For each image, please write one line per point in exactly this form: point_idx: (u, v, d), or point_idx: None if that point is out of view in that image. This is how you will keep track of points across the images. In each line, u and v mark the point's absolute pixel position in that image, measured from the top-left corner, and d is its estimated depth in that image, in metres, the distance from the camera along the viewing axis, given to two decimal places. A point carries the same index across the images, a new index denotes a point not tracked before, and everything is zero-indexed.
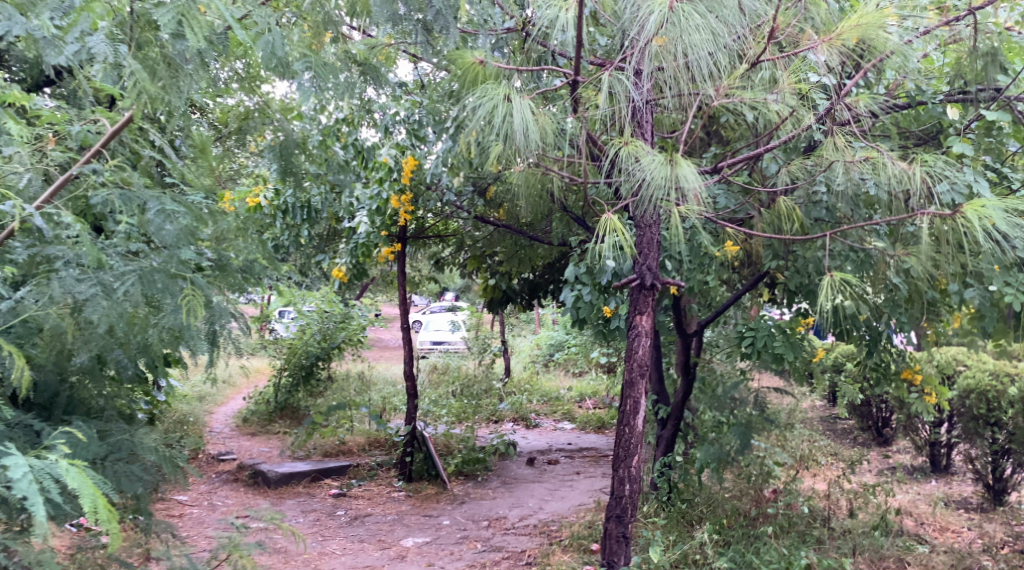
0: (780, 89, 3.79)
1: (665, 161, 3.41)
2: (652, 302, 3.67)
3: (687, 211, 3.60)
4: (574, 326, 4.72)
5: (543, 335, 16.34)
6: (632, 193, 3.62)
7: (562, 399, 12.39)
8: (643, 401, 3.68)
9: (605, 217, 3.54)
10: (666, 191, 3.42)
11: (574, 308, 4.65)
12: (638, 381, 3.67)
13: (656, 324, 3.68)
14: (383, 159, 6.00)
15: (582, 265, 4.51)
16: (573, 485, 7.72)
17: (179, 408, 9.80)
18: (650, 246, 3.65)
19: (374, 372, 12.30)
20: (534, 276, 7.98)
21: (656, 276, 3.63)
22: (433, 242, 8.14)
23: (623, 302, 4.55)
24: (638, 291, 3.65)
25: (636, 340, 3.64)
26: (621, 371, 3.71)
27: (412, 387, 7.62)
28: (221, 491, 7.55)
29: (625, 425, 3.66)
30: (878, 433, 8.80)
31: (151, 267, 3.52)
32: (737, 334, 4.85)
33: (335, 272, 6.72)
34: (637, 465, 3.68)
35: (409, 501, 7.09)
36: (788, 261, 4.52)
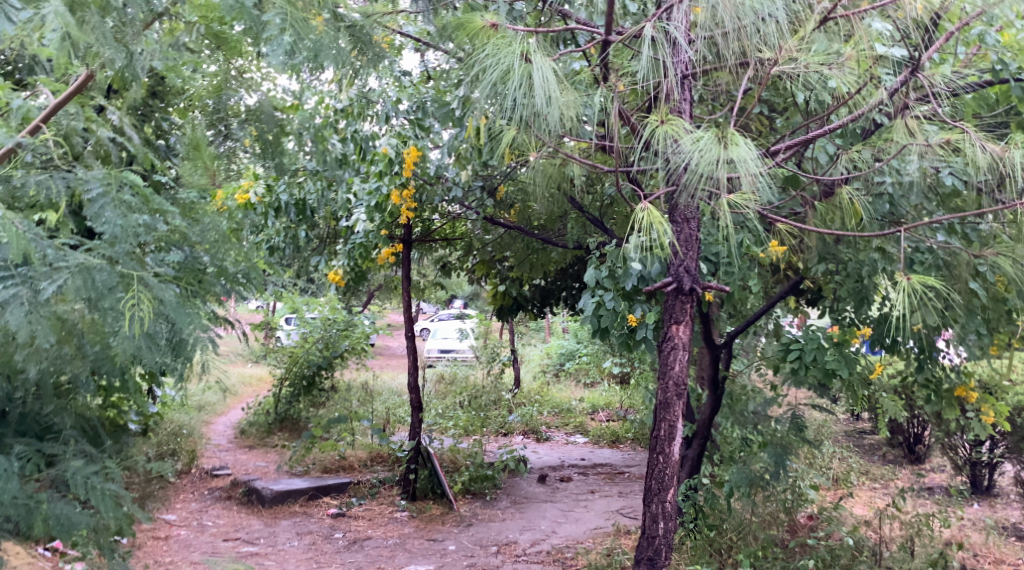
0: (843, 64, 3.40)
1: (714, 141, 3.03)
2: (690, 310, 3.22)
3: (735, 200, 3.20)
4: (594, 336, 4.22)
5: (553, 343, 15.82)
6: (675, 179, 3.23)
7: (574, 411, 11.90)
8: (680, 425, 3.22)
9: (640, 207, 3.13)
10: (715, 173, 3.01)
11: (593, 316, 4.16)
12: (674, 402, 3.22)
13: (695, 336, 3.21)
14: (380, 147, 5.43)
15: (604, 267, 4.02)
16: (587, 505, 7.23)
17: (174, 419, 9.35)
18: (690, 245, 3.21)
19: (379, 381, 11.83)
20: (546, 282, 7.53)
21: (695, 280, 3.18)
22: (440, 245, 7.72)
23: (652, 310, 4.04)
24: (675, 296, 3.19)
25: (671, 354, 3.18)
26: (653, 391, 3.25)
27: (417, 399, 7.14)
28: (213, 510, 7.10)
29: (659, 453, 3.20)
30: (909, 450, 8.30)
31: (92, 263, 3.12)
32: (782, 344, 4.36)
33: (330, 276, 6.21)
34: (672, 499, 3.21)
35: (412, 522, 6.61)
36: (836, 264, 4.15)
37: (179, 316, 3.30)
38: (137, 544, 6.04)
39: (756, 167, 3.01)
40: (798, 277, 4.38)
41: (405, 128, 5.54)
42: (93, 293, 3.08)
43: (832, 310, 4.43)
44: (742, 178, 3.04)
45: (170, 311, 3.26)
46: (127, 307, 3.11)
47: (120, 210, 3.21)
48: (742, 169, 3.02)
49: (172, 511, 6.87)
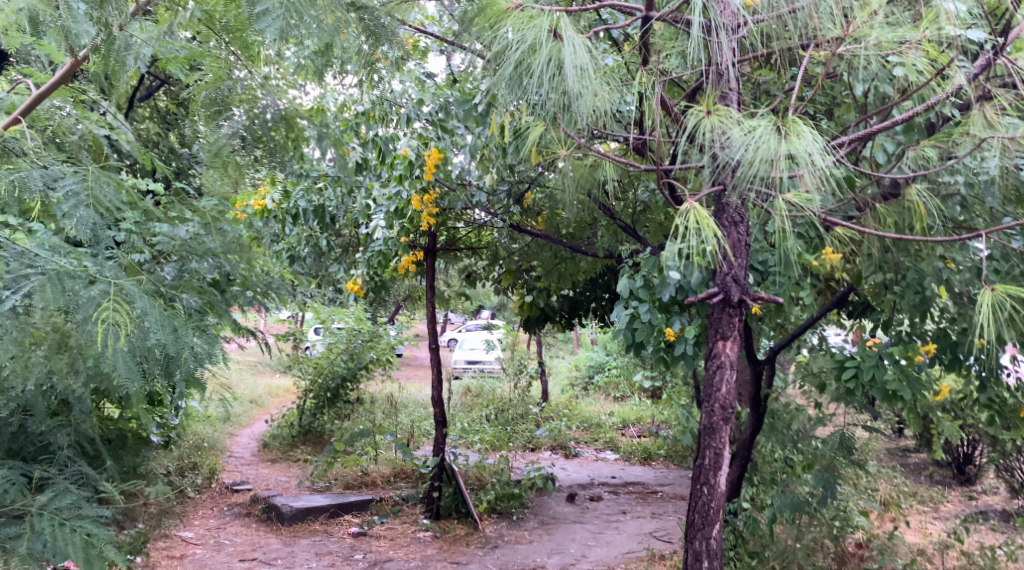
0: (912, 48, 3.18)
1: (774, 133, 2.84)
2: (739, 324, 2.99)
3: (792, 200, 2.97)
4: (628, 351, 3.89)
5: (582, 355, 15.49)
6: (724, 175, 3.02)
7: (604, 426, 11.56)
8: (727, 452, 2.99)
9: (686, 207, 2.89)
10: (768, 168, 2.85)
11: (628, 329, 3.82)
12: (720, 426, 2.99)
13: (744, 353, 2.97)
14: (401, 151, 5.02)
15: (639, 275, 3.73)
16: (618, 527, 6.92)
17: (196, 431, 9.18)
18: (738, 250, 2.98)
19: (405, 392, 11.58)
20: (575, 292, 7.29)
21: (744, 290, 2.95)
22: (466, 254, 7.49)
23: (691, 323, 3.72)
24: (722, 308, 2.96)
25: (718, 373, 2.95)
26: (698, 414, 3.02)
27: (442, 414, 6.86)
28: (231, 527, 6.88)
29: (704, 485, 2.98)
30: (959, 471, 7.90)
31: (59, 271, 3.21)
32: (836, 362, 4.18)
33: (349, 286, 5.94)
34: (717, 536, 2.96)
35: (435, 543, 6.34)
36: (895, 274, 3.90)
37: (161, 330, 3.33)
38: (149, 563, 5.83)
39: (822, 161, 2.83)
40: (848, 289, 4.08)
41: (428, 130, 5.19)
42: (65, 302, 3.14)
43: (887, 323, 4.12)
44: (805, 172, 2.86)
45: (148, 324, 3.30)
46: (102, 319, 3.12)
47: (91, 208, 3.39)
48: (806, 164, 2.84)
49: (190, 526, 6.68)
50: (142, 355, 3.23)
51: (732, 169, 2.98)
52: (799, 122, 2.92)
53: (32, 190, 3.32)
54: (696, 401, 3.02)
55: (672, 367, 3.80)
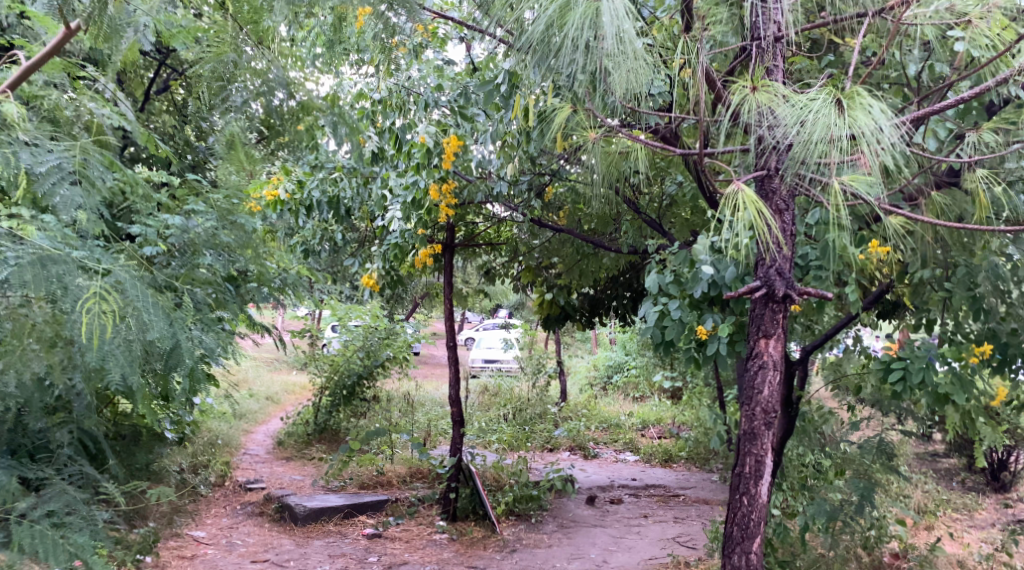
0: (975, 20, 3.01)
1: (834, 109, 2.71)
2: (783, 321, 2.87)
3: (851, 182, 2.82)
4: (658, 349, 3.69)
5: (601, 355, 15.27)
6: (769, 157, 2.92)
7: (623, 427, 11.33)
8: (770, 459, 2.89)
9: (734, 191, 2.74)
10: (824, 140, 2.71)
11: (656, 327, 3.62)
12: (762, 432, 2.89)
13: (788, 353, 2.86)
14: (419, 137, 4.72)
15: (670, 269, 3.53)
16: (640, 532, 6.73)
17: (210, 428, 9.05)
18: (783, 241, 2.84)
19: (421, 391, 11.40)
20: (596, 290, 7.14)
21: (789, 285, 2.82)
22: (484, 249, 7.32)
23: (723, 321, 3.50)
24: (766, 302, 2.85)
25: (760, 375, 2.85)
26: (739, 418, 2.93)
27: (459, 413, 6.68)
28: (244, 527, 6.74)
29: (744, 496, 2.90)
30: (993, 477, 7.66)
31: (46, 253, 3.06)
32: (882, 363, 4.00)
33: (363, 279, 5.60)
34: (757, 548, 2.88)
35: (452, 546, 6.17)
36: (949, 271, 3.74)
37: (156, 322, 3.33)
38: (159, 564, 5.69)
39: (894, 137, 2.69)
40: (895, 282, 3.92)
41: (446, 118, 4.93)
42: (52, 292, 3.02)
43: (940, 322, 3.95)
44: (867, 151, 2.71)
45: (141, 316, 3.28)
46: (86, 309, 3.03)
47: (77, 186, 3.22)
48: (870, 142, 2.69)
49: (201, 526, 6.55)
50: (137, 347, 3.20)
51: (779, 151, 2.87)
52: (861, 96, 2.78)
53: (19, 165, 3.08)
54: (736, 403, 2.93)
55: (703, 367, 3.61)
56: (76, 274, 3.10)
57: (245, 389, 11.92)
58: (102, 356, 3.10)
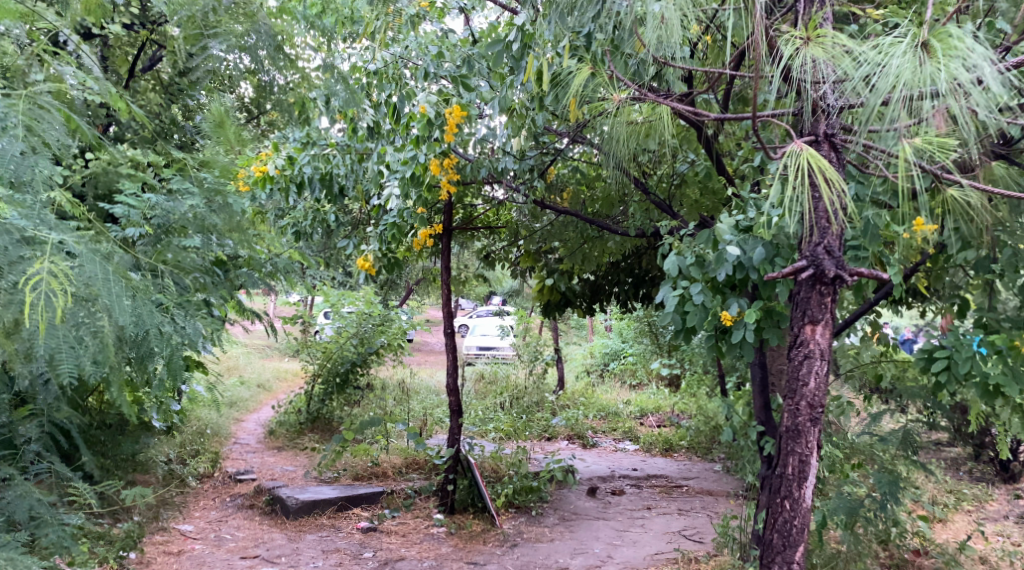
0: None
1: (913, 60, 2.67)
2: (832, 306, 2.90)
3: (929, 141, 2.81)
4: (678, 336, 3.43)
5: (596, 342, 15.00)
6: (815, 119, 3.07)
7: (622, 415, 11.10)
8: (814, 459, 2.95)
9: (795, 149, 2.78)
10: (907, 96, 2.69)
11: (677, 313, 3.35)
12: (808, 431, 2.95)
13: (834, 341, 2.90)
14: (421, 106, 4.32)
15: (693, 250, 3.26)
16: (644, 525, 6.50)
17: (199, 417, 8.79)
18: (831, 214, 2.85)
19: (415, 378, 11.14)
20: (596, 275, 6.94)
21: (839, 264, 2.85)
22: (482, 233, 7.06)
23: (751, 307, 3.26)
24: (812, 285, 2.89)
25: (806, 364, 2.90)
26: (783, 415, 2.98)
27: (457, 402, 6.43)
28: (234, 520, 6.50)
29: (789, 500, 2.96)
30: (1003, 468, 7.44)
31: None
32: (925, 353, 3.92)
33: (359, 262, 5.31)
34: (798, 551, 2.96)
35: (450, 541, 5.93)
36: (993, 249, 3.63)
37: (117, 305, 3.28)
38: (144, 561, 5.45)
39: (997, 87, 2.61)
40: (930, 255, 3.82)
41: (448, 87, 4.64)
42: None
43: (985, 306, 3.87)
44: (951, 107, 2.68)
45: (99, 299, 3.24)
46: (34, 289, 3.04)
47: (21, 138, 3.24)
48: (954, 97, 2.66)
49: (189, 520, 6.32)
50: (90, 332, 3.15)
51: (826, 115, 3.03)
52: (955, 38, 2.69)
53: None
54: (779, 399, 2.99)
55: (729, 355, 3.38)
56: (25, 249, 3.11)
57: (235, 377, 11.64)
58: (51, 344, 3.04)
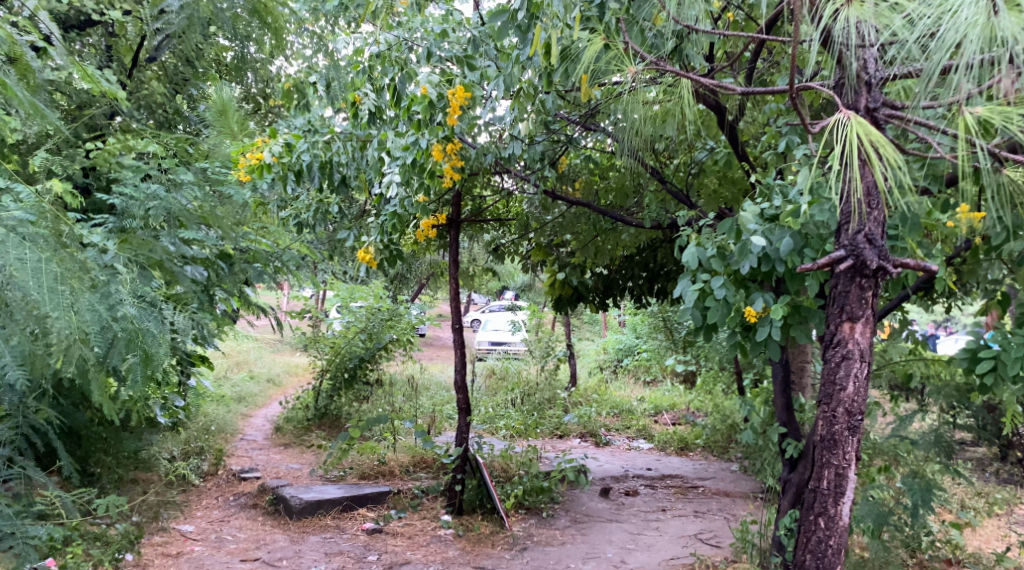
0: None
1: (986, 12, 2.66)
2: (871, 301, 2.81)
3: (993, 113, 2.80)
4: (698, 334, 3.22)
5: (610, 338, 14.73)
6: (857, 93, 3.01)
7: (636, 413, 10.86)
8: (851, 468, 2.90)
9: (843, 118, 2.66)
10: (977, 59, 2.69)
11: (697, 310, 3.12)
12: (844, 440, 2.88)
13: (874, 341, 2.83)
14: (421, 87, 4.16)
15: (714, 241, 3.02)
16: (659, 528, 6.28)
17: (205, 413, 8.61)
18: (873, 195, 2.76)
19: (426, 375, 10.93)
20: (609, 269, 6.73)
21: (880, 254, 2.75)
22: (492, 226, 6.86)
23: (776, 301, 3.06)
24: (851, 279, 2.80)
25: (844, 367, 2.82)
26: (818, 424, 2.91)
27: (465, 399, 6.22)
28: (236, 520, 6.32)
29: (823, 517, 2.92)
30: None
31: None
32: (969, 353, 3.74)
33: (359, 254, 5.11)
34: (833, 563, 2.94)
35: (457, 544, 5.73)
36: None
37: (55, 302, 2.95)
38: (140, 563, 5.27)
39: None
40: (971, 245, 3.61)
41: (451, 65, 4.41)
42: None
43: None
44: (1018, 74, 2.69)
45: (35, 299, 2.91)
46: None
47: None
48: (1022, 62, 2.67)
49: (189, 520, 6.14)
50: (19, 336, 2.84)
51: (868, 88, 2.99)
52: None
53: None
54: (815, 406, 2.91)
55: (753, 354, 3.17)
56: None
57: (243, 372, 11.47)
58: None
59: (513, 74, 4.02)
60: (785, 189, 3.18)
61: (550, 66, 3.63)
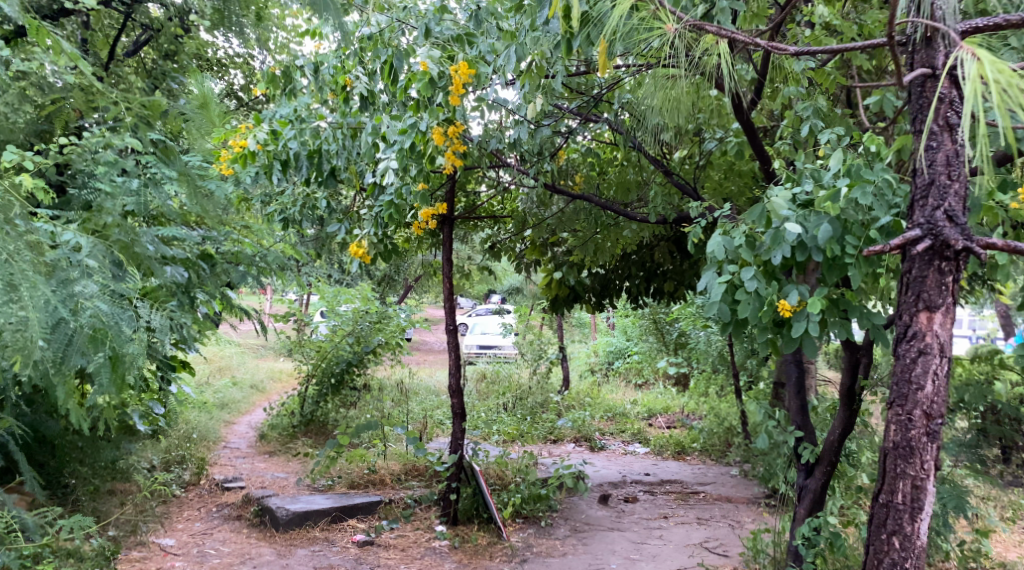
0: None
1: None
2: (953, 287, 2.50)
3: None
4: (727, 329, 3.03)
5: (600, 340, 14.49)
6: (931, 48, 2.62)
7: (630, 416, 10.62)
8: (931, 481, 2.53)
9: (969, 55, 2.38)
10: None
11: (725, 302, 2.94)
12: (922, 448, 2.52)
13: (955, 335, 2.50)
14: (421, 62, 3.85)
15: (744, 228, 2.84)
16: (662, 536, 6.04)
17: (186, 420, 8.29)
18: (954, 165, 2.52)
19: (414, 379, 10.65)
20: (606, 267, 6.49)
21: (962, 233, 2.48)
22: (486, 223, 6.61)
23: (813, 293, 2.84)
24: (929, 261, 2.51)
25: (922, 361, 2.50)
26: (891, 428, 2.57)
27: (460, 404, 5.95)
28: (219, 533, 6.03)
29: (897, 536, 2.53)
30: None
31: None
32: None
33: (353, 248, 4.83)
34: None
35: (454, 556, 5.46)
36: None
37: None
38: None
39: None
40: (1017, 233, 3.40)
41: (450, 40, 4.15)
42: None
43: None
44: None
45: None
46: None
47: None
48: None
49: (170, 533, 5.85)
50: None
51: (944, 42, 2.59)
52: None
53: None
54: (886, 407, 2.58)
55: (788, 352, 2.97)
56: None
57: (226, 378, 11.16)
58: None
59: (517, 50, 3.75)
60: (817, 172, 3.01)
61: (567, 31, 3.39)
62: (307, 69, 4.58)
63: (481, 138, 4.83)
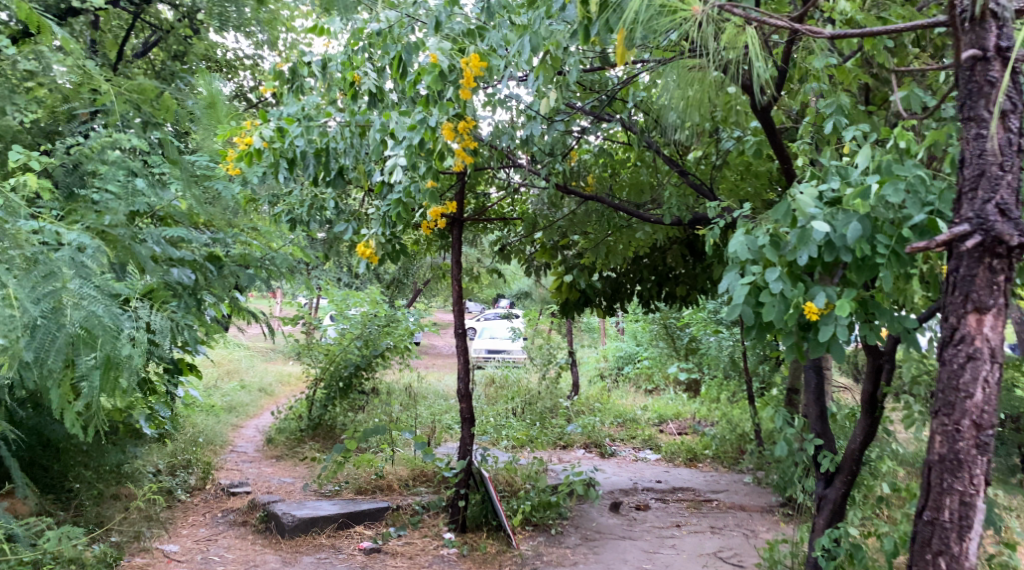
0: None
1: None
2: (1003, 286, 2.42)
3: None
4: (750, 334, 2.94)
5: (610, 345, 14.35)
6: (980, 30, 2.50)
7: (641, 422, 10.48)
8: (981, 495, 2.45)
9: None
10: None
11: (749, 305, 2.85)
12: (972, 461, 2.44)
13: (1006, 339, 2.42)
14: (431, 55, 3.76)
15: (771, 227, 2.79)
16: (676, 545, 5.91)
17: (192, 424, 8.20)
18: (1007, 154, 2.43)
19: (423, 383, 10.54)
20: (617, 270, 6.37)
21: (1015, 228, 2.40)
22: (496, 225, 6.50)
23: (842, 295, 2.77)
24: (979, 258, 2.43)
25: (972, 367, 2.42)
26: (937, 440, 2.49)
27: (469, 409, 5.83)
28: (224, 539, 5.93)
29: (944, 556, 2.46)
30: None
31: None
32: None
33: (360, 248, 4.73)
34: None
35: (462, 565, 5.35)
36: None
37: None
38: None
39: None
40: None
41: (462, 35, 4.05)
42: None
43: None
44: None
45: None
46: None
47: None
48: None
49: (174, 539, 5.75)
50: None
51: (998, 24, 2.49)
52: None
53: None
54: (931, 418, 2.50)
55: (814, 358, 2.87)
56: None
57: (234, 381, 11.08)
58: None
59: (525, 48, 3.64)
60: (843, 169, 2.91)
61: (586, 17, 3.28)
62: (314, 65, 4.47)
63: (491, 136, 4.71)
